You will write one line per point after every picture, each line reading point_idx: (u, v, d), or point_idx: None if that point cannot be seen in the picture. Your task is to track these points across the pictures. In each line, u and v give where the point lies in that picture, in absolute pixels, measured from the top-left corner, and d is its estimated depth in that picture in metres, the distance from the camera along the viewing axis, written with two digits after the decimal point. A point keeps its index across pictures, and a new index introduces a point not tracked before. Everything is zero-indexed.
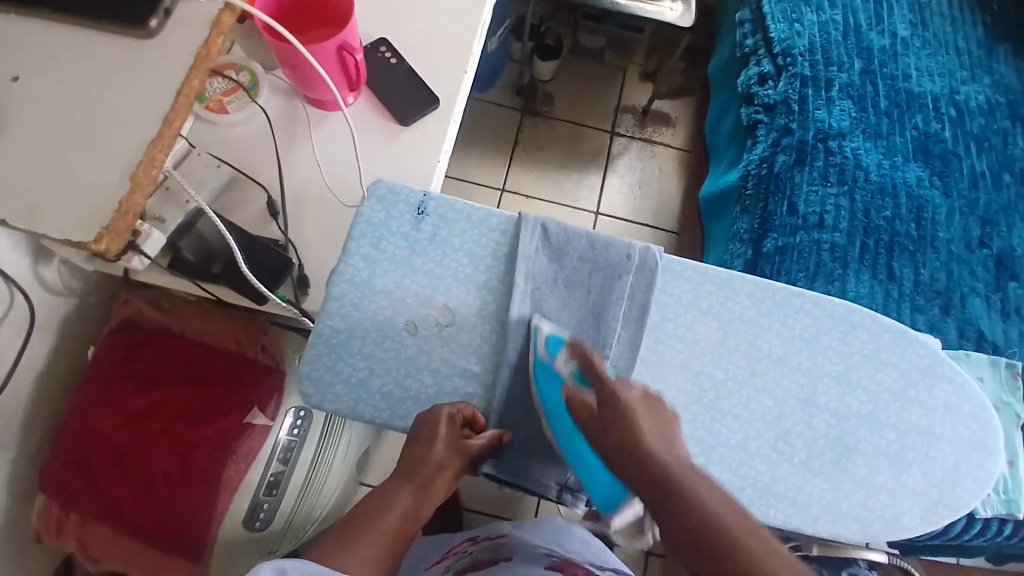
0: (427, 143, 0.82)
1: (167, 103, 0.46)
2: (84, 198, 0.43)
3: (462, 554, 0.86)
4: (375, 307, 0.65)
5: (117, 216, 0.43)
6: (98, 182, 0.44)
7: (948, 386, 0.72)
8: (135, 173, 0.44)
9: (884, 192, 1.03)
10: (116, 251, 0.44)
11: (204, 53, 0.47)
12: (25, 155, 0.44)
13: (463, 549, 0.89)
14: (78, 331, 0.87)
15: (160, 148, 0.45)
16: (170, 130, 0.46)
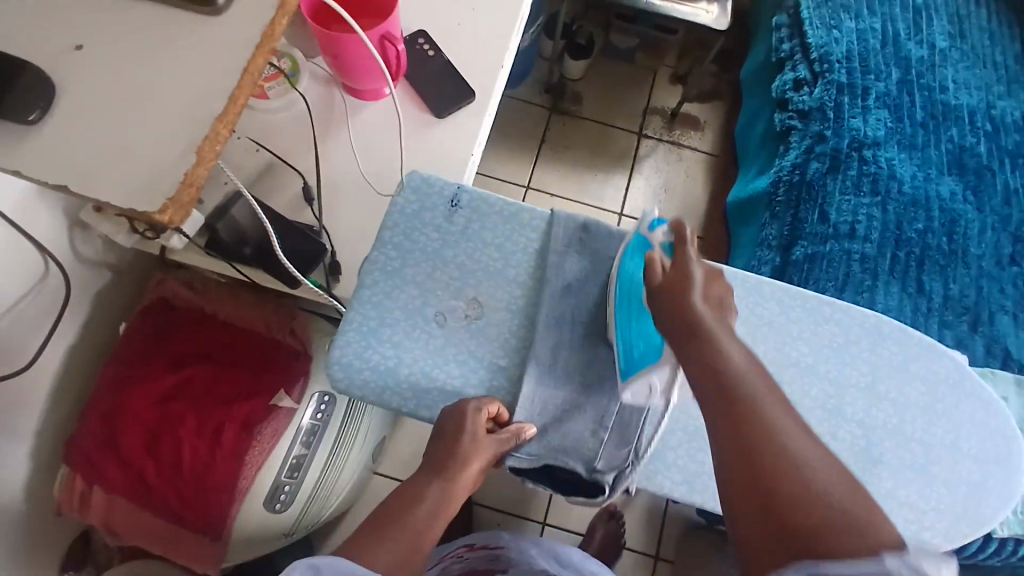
0: (460, 136, 0.82)
1: (233, 80, 0.46)
2: (143, 168, 0.44)
3: (457, 561, 0.87)
4: (405, 296, 0.65)
5: (181, 188, 0.43)
6: (159, 152, 0.44)
7: (976, 402, 0.71)
8: (200, 146, 0.44)
9: (917, 204, 1.01)
10: (178, 223, 0.44)
11: (269, 33, 0.48)
12: (95, 125, 0.45)
13: (457, 555, 0.89)
14: (110, 307, 0.89)
15: (224, 124, 0.45)
16: (236, 106, 0.46)
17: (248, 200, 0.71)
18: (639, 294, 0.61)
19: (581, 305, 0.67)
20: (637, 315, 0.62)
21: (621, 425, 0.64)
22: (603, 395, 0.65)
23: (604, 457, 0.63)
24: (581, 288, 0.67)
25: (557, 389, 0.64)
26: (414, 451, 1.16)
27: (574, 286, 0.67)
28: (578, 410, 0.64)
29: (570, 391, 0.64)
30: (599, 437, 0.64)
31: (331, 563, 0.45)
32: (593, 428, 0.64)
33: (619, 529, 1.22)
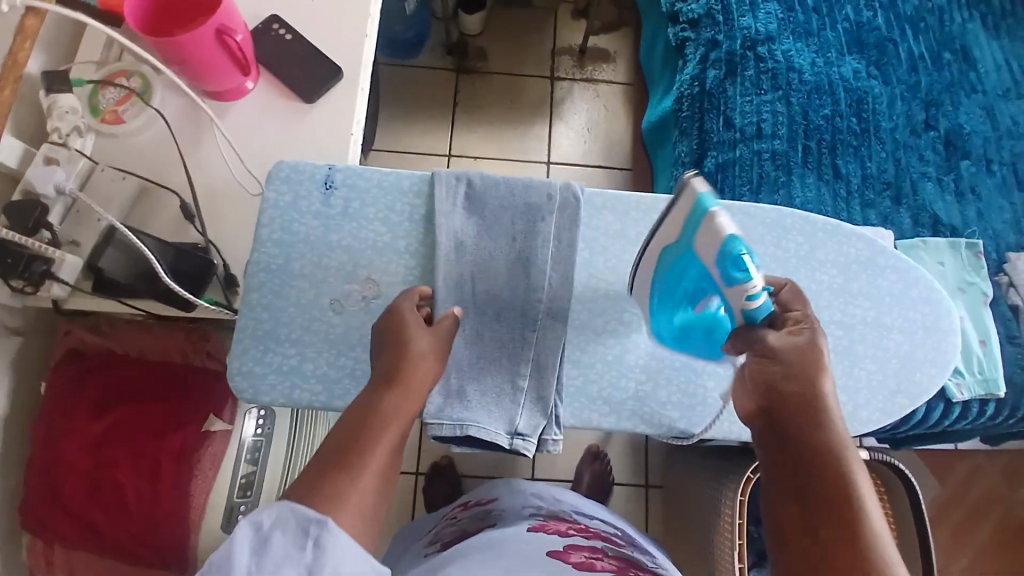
0: (336, 118, 0.79)
1: None
2: None
3: (449, 524, 0.86)
4: (296, 290, 0.65)
5: None
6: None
7: (891, 274, 0.72)
8: None
9: (821, 90, 1.00)
10: None
11: None
12: None
13: (450, 517, 0.89)
14: (28, 366, 0.87)
15: None
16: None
17: (123, 230, 0.69)
18: (684, 283, 0.59)
19: (475, 261, 0.66)
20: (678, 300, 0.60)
21: (539, 370, 0.64)
22: (514, 345, 0.65)
23: (524, 417, 0.63)
24: (472, 245, 0.66)
25: (466, 348, 0.64)
26: None
27: (464, 244, 0.66)
28: (489, 362, 0.64)
29: (479, 344, 0.64)
30: (518, 388, 0.64)
31: (301, 511, 0.41)
32: (510, 378, 0.64)
33: (603, 469, 1.24)
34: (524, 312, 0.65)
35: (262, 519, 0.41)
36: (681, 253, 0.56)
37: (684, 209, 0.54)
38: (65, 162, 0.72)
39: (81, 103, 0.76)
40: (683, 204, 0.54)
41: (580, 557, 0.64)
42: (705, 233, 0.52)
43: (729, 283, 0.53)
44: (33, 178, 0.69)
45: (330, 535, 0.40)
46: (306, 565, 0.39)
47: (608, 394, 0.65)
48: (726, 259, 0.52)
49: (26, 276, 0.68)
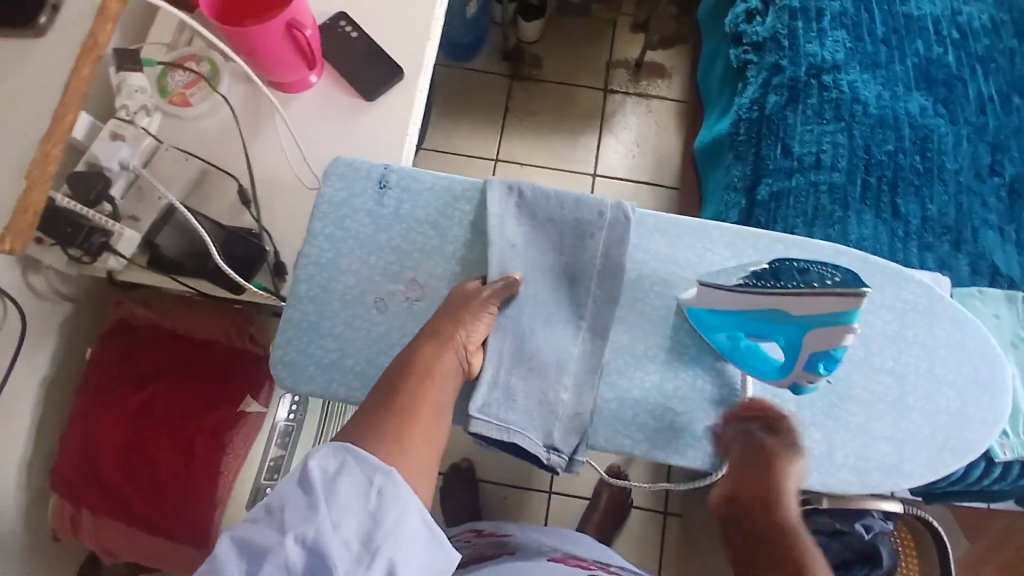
0: (394, 117, 0.80)
1: None
2: None
3: (466, 545, 0.85)
4: (343, 286, 0.66)
5: None
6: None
7: (949, 324, 0.70)
8: None
9: (885, 125, 0.97)
10: None
11: None
12: None
13: (464, 540, 0.88)
14: (78, 332, 0.90)
15: None
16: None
17: (181, 210, 0.71)
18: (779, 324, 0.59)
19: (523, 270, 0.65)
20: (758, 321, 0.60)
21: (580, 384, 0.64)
22: (557, 355, 0.64)
23: (560, 431, 0.62)
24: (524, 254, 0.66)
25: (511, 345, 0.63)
26: None
27: (514, 251, 0.66)
28: (534, 366, 0.63)
29: (521, 354, 0.63)
30: (559, 400, 0.63)
31: (363, 459, 0.43)
32: (551, 388, 0.63)
33: (623, 489, 1.22)
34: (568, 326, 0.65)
35: (327, 462, 0.42)
36: (784, 318, 0.58)
37: (829, 305, 0.55)
38: (131, 140, 0.74)
39: (151, 85, 0.78)
40: (834, 303, 0.55)
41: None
42: (825, 330, 0.56)
43: (809, 369, 0.58)
44: (98, 153, 0.71)
45: (394, 483, 0.42)
46: (375, 508, 0.41)
47: (644, 420, 0.64)
48: (825, 356, 0.57)
49: (85, 248, 0.70)
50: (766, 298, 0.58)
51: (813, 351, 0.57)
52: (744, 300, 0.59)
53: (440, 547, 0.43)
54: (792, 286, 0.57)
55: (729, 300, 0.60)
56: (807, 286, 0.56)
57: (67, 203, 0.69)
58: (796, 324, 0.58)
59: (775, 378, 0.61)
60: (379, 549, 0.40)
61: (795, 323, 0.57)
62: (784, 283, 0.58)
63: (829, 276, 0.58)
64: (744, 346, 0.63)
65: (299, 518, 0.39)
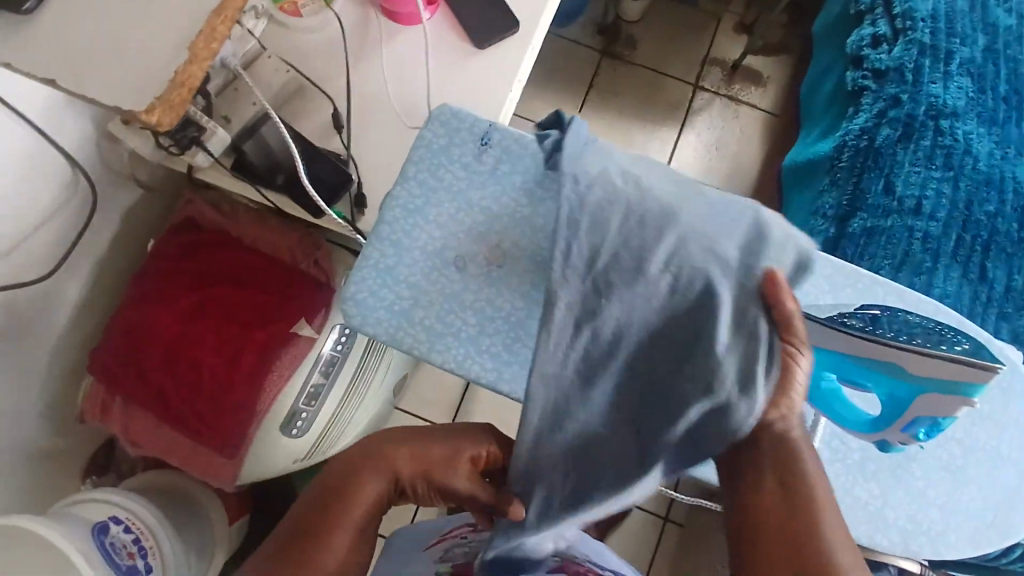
0: (501, 70, 0.77)
1: None
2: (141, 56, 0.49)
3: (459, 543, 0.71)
4: (426, 236, 0.65)
5: (172, 89, 0.48)
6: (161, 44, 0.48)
7: (1022, 405, 0.67)
8: (195, 43, 0.48)
9: (990, 184, 0.92)
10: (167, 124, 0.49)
11: None
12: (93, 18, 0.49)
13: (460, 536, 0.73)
14: (141, 225, 0.90)
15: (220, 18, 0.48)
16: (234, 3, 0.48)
17: (275, 120, 0.69)
18: (892, 387, 0.57)
19: (580, 261, 0.53)
20: (868, 374, 0.57)
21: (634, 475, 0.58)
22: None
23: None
24: (614, 229, 0.54)
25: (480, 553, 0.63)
26: (432, 388, 1.22)
27: (610, 224, 0.54)
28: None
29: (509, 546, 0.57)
30: None
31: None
32: None
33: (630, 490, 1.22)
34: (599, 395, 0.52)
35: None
36: (894, 376, 0.57)
37: (954, 372, 0.54)
38: (237, 39, 0.73)
39: None
40: (960, 373, 0.54)
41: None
42: (940, 396, 0.56)
43: (906, 430, 0.59)
44: None
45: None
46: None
47: None
48: (928, 423, 0.58)
49: (177, 139, 0.69)
50: (885, 351, 0.55)
51: (916, 416, 0.57)
52: (861, 346, 0.56)
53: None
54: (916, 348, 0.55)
55: (845, 344, 0.57)
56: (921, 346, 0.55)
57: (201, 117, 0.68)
58: (906, 385, 0.56)
59: (862, 431, 0.61)
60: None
61: (909, 381, 0.56)
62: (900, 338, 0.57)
63: (954, 342, 0.57)
64: (826, 388, 0.61)
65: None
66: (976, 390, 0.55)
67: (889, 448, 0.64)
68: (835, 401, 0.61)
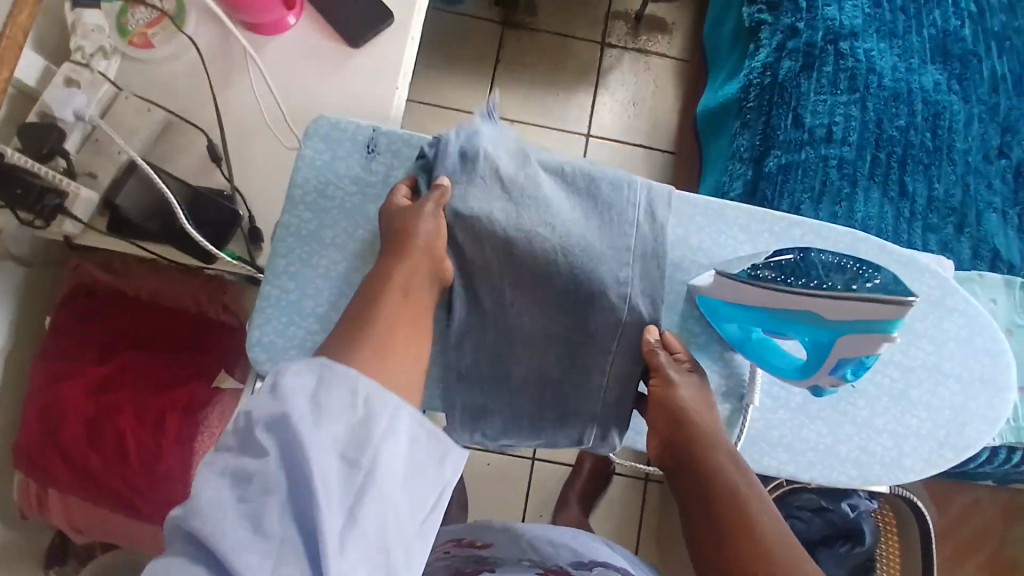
0: (380, 68, 0.72)
1: None
2: None
3: (439, 556, 0.69)
4: (327, 262, 0.61)
5: None
6: None
7: (959, 319, 0.67)
8: None
9: (898, 99, 0.93)
10: None
11: None
12: None
13: (442, 551, 0.72)
14: (35, 298, 0.83)
15: None
16: None
17: (143, 167, 0.64)
18: (808, 333, 0.57)
19: (524, 316, 0.61)
20: (785, 323, 0.58)
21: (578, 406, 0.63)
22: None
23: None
24: (541, 306, 0.61)
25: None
26: None
27: (533, 300, 0.61)
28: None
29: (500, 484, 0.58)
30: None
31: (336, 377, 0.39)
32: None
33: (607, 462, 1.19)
34: (583, 390, 0.63)
35: (301, 378, 0.37)
36: (816, 323, 0.56)
37: (870, 312, 0.54)
38: (87, 86, 0.66)
39: (108, 22, 0.69)
40: (875, 312, 0.54)
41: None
42: (859, 338, 0.55)
43: (835, 373, 0.58)
44: (50, 101, 0.64)
45: (341, 374, 0.37)
46: (363, 465, 0.35)
47: None
48: (854, 363, 0.57)
49: (36, 210, 0.62)
50: (796, 298, 0.56)
51: (841, 358, 0.57)
52: (772, 299, 0.57)
53: (436, 440, 0.38)
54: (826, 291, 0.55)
55: (758, 299, 0.58)
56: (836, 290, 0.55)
57: (19, 159, 0.60)
58: (825, 329, 0.56)
59: (795, 378, 0.60)
60: (370, 505, 0.34)
61: (830, 327, 0.56)
62: (816, 285, 0.56)
63: (870, 279, 0.56)
64: (756, 339, 0.62)
65: (244, 532, 0.33)
66: (895, 326, 0.54)
67: (823, 393, 0.63)
68: (768, 354, 0.61)
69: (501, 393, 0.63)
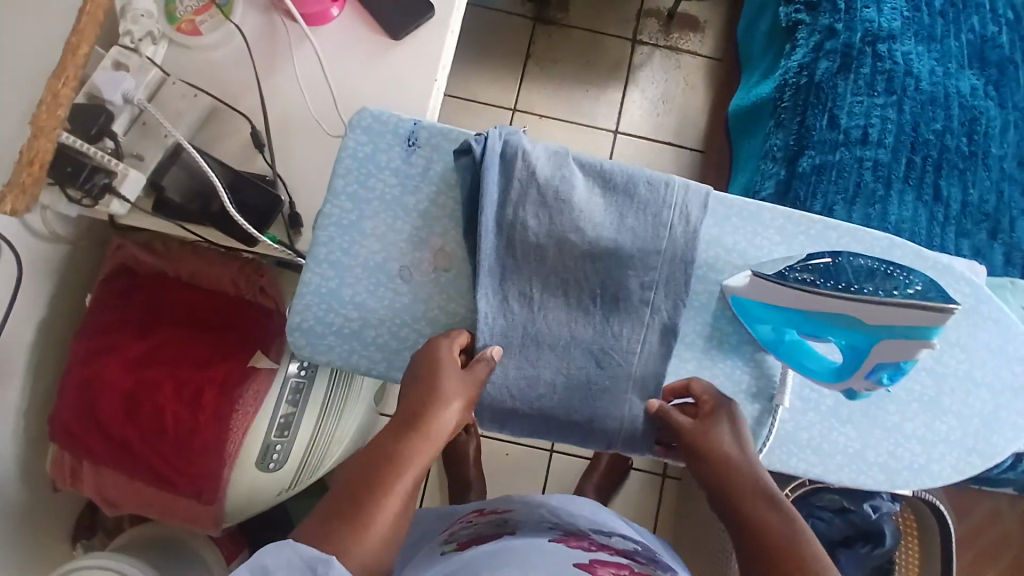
0: (419, 60, 0.73)
1: None
2: None
3: (464, 526, 0.71)
4: (365, 250, 0.62)
5: None
6: None
7: (993, 327, 0.67)
8: None
9: (935, 102, 0.92)
10: None
11: None
12: None
13: (464, 521, 0.74)
14: (78, 278, 0.85)
15: None
16: None
17: (191, 152, 0.65)
18: (846, 336, 0.58)
19: (554, 316, 0.62)
20: (822, 326, 0.58)
21: (608, 407, 0.63)
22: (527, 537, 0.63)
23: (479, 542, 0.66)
24: (572, 304, 0.62)
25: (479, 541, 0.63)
26: None
27: (564, 298, 0.62)
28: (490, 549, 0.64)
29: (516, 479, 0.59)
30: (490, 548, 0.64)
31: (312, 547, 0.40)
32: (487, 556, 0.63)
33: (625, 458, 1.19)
34: (614, 396, 0.62)
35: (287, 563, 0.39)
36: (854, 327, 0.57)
37: (911, 320, 0.55)
38: (136, 71, 0.67)
39: (157, 9, 0.71)
40: (916, 319, 0.54)
41: (608, 575, 0.53)
42: (899, 343, 0.56)
43: (871, 377, 0.59)
44: (99, 83, 0.64)
45: (337, 573, 0.38)
46: None
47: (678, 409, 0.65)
48: (890, 368, 0.58)
49: (86, 188, 0.64)
50: (834, 303, 0.56)
51: (879, 363, 0.57)
52: (809, 304, 0.58)
53: None
54: (867, 296, 0.55)
55: (793, 303, 0.58)
56: (875, 295, 0.56)
57: (67, 140, 0.60)
58: (864, 334, 0.57)
59: (829, 380, 0.61)
60: None
61: (868, 332, 0.56)
62: (856, 289, 0.57)
63: (909, 285, 0.57)
64: (789, 340, 0.62)
65: None
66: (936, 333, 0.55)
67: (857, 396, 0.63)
68: (802, 355, 0.62)
69: (538, 399, 0.62)
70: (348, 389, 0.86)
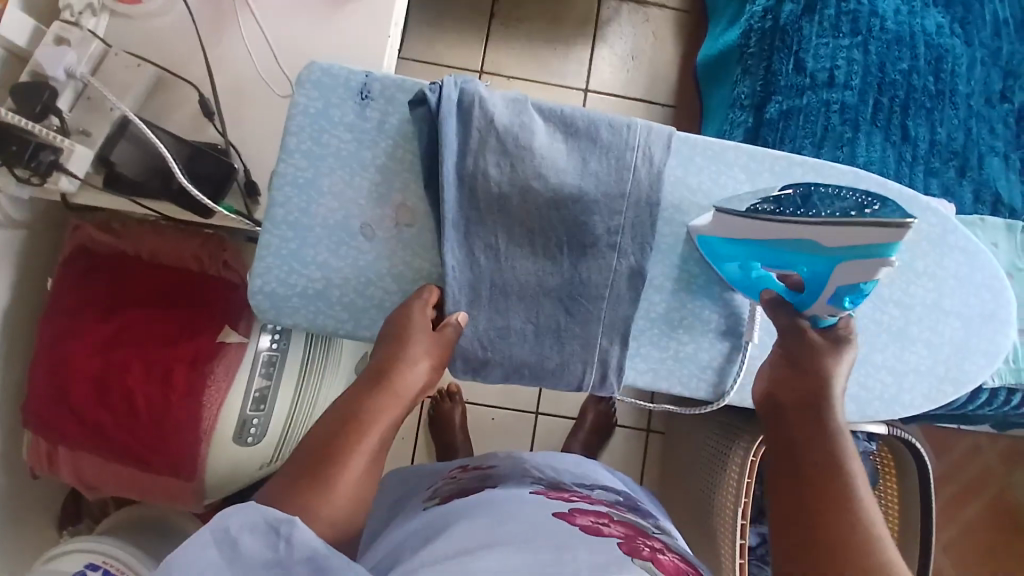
0: (370, 15, 0.71)
1: None
2: None
3: (446, 481, 0.72)
4: (325, 211, 0.61)
5: None
6: None
7: (960, 256, 0.67)
8: None
9: (901, 41, 0.91)
10: None
11: None
12: None
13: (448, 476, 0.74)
14: (38, 262, 0.83)
15: None
16: None
17: (136, 122, 0.63)
18: (805, 260, 0.57)
19: (521, 268, 0.62)
20: (780, 252, 0.58)
21: (580, 356, 0.63)
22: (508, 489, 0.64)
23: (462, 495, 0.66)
24: (538, 256, 0.62)
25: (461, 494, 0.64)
26: None
27: (529, 250, 0.62)
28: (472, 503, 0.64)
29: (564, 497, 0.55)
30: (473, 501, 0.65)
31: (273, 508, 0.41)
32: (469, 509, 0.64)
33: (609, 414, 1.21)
34: (583, 337, 0.63)
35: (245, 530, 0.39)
36: (812, 249, 0.56)
37: (864, 238, 0.53)
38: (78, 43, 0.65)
39: None
40: (875, 237, 0.52)
41: (585, 522, 0.54)
42: (857, 263, 0.54)
43: (835, 302, 0.57)
44: (41, 59, 0.63)
45: (300, 534, 0.39)
46: None
47: (647, 351, 0.65)
48: (854, 291, 0.56)
49: (32, 166, 0.62)
50: (788, 226, 0.56)
51: (840, 287, 0.56)
52: (765, 229, 0.58)
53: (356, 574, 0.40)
54: (821, 216, 0.54)
55: (751, 230, 0.58)
56: (829, 216, 0.54)
57: (10, 117, 0.60)
58: (823, 258, 0.56)
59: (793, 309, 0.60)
60: None
61: (826, 256, 0.55)
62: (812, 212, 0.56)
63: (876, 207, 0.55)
64: (756, 276, 0.62)
65: None
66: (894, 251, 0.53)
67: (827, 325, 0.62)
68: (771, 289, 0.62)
69: (507, 350, 0.62)
70: (326, 356, 0.85)
